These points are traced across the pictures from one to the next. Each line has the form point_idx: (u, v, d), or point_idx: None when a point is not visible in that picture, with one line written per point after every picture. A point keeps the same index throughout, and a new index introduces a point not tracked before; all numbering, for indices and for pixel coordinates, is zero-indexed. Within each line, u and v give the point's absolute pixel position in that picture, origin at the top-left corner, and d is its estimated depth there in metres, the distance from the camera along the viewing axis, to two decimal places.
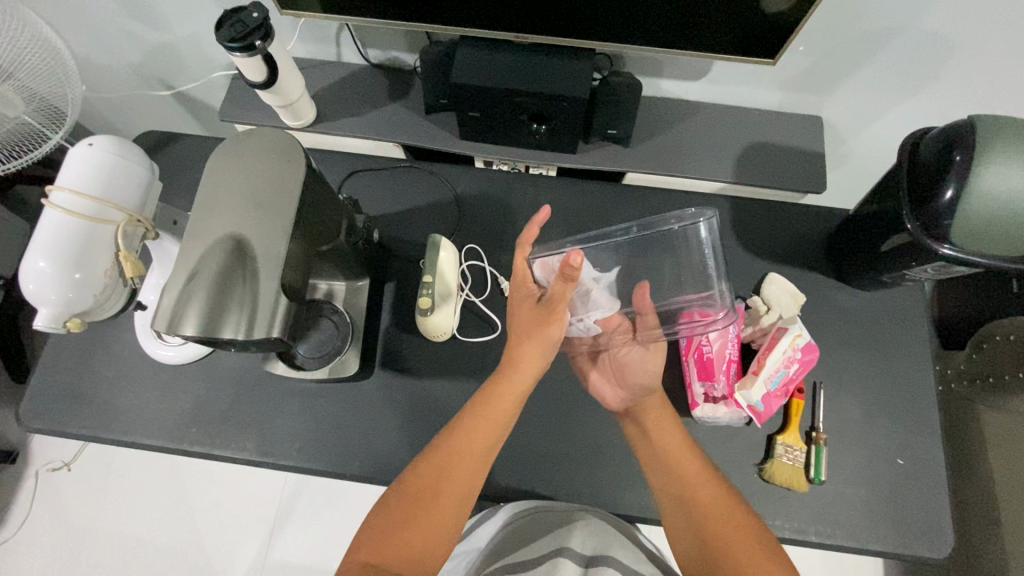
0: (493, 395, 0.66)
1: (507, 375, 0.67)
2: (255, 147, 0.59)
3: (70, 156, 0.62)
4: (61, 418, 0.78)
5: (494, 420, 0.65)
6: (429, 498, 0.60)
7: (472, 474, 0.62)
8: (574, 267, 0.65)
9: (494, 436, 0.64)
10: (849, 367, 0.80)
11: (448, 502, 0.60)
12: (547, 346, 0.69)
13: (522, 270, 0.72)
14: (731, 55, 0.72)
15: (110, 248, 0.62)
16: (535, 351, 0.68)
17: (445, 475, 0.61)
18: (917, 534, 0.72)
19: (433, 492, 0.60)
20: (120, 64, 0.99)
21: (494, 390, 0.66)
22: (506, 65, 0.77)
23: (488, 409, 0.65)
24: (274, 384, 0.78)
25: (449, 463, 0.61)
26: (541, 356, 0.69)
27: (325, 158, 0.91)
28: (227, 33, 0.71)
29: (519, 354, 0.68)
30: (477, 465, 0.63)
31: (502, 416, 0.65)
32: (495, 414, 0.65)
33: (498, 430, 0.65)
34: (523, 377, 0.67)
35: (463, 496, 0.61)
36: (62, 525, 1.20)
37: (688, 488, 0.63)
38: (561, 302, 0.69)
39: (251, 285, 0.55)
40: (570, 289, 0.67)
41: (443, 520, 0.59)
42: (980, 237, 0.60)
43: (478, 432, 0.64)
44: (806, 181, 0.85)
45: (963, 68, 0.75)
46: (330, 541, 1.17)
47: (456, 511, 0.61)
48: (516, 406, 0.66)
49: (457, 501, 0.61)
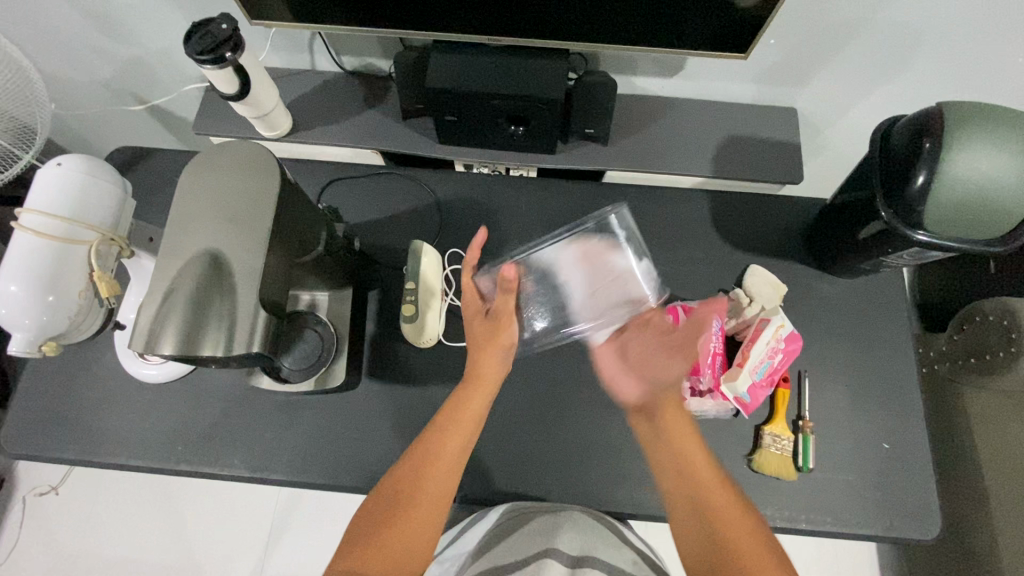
0: (461, 397, 0.68)
1: (473, 378, 0.69)
2: (227, 160, 0.58)
3: (38, 176, 0.60)
4: (43, 443, 0.77)
5: (466, 420, 0.66)
6: (410, 500, 0.60)
7: (451, 475, 0.63)
8: (510, 280, 0.71)
9: (468, 437, 0.65)
10: (832, 355, 0.80)
11: (427, 507, 0.60)
12: (505, 349, 0.72)
13: (468, 292, 0.74)
14: (704, 51, 0.72)
15: (83, 270, 0.61)
16: (494, 355, 0.71)
17: (425, 475, 0.61)
18: (905, 515, 0.73)
19: (413, 493, 0.60)
20: (90, 80, 0.98)
21: (461, 392, 0.68)
22: (480, 67, 0.76)
23: (456, 408, 0.67)
24: (260, 399, 0.78)
25: (428, 466, 0.62)
26: (498, 360, 0.71)
27: (302, 168, 0.91)
28: (195, 45, 0.70)
29: (480, 357, 0.71)
30: (454, 466, 0.63)
31: (472, 416, 0.67)
32: (464, 414, 0.66)
33: (470, 430, 0.66)
34: (487, 378, 0.70)
35: (440, 497, 0.61)
36: (52, 549, 1.19)
37: (702, 489, 0.62)
38: (508, 314, 0.72)
39: (229, 300, 0.55)
40: (513, 297, 0.72)
41: (423, 525, 0.59)
42: (951, 221, 0.61)
43: (452, 437, 0.64)
44: (784, 173, 0.85)
45: (930, 55, 0.76)
46: (325, 553, 1.17)
47: (438, 513, 0.60)
48: (484, 407, 0.68)
49: (439, 504, 0.61)
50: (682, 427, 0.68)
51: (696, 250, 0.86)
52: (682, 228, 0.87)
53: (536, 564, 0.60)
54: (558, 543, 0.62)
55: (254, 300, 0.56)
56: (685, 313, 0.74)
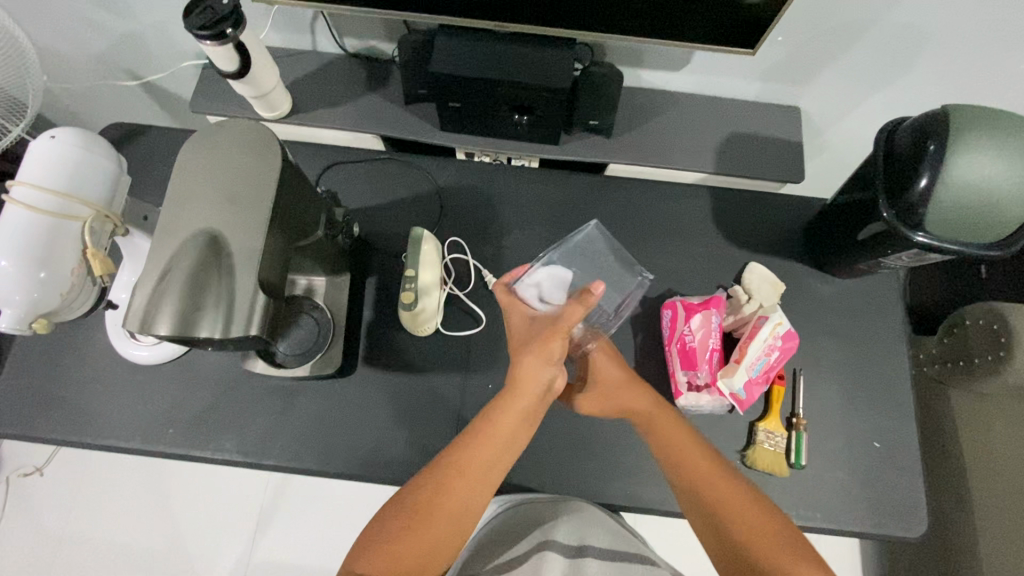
0: (497, 408, 0.62)
1: (513, 388, 0.62)
2: (228, 138, 0.57)
3: (31, 149, 0.59)
4: (29, 422, 0.75)
5: (499, 433, 0.61)
6: (429, 514, 0.57)
7: (478, 493, 0.59)
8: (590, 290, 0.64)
9: (502, 451, 0.61)
10: (827, 353, 0.81)
11: (444, 524, 0.57)
12: (552, 361, 0.62)
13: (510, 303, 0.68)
14: (710, 45, 0.72)
15: (76, 246, 0.60)
16: (539, 360, 0.62)
17: (448, 490, 0.58)
18: (892, 513, 0.74)
19: (432, 507, 0.58)
20: (83, 53, 0.95)
21: (496, 405, 0.62)
22: (485, 53, 0.75)
23: (490, 421, 0.61)
24: (254, 382, 0.77)
25: (454, 482, 0.59)
26: (543, 372, 0.62)
27: (301, 151, 0.89)
28: (196, 20, 0.68)
29: (521, 364, 0.62)
30: (482, 482, 0.60)
31: (506, 431, 0.61)
32: (498, 428, 0.61)
33: (505, 446, 0.61)
34: (529, 391, 0.62)
35: (461, 514, 0.58)
36: (34, 530, 1.17)
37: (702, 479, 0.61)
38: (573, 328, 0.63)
39: (228, 281, 0.54)
40: (581, 309, 0.62)
41: (440, 539, 0.57)
42: (950, 224, 0.61)
43: (483, 447, 0.60)
44: (786, 171, 0.85)
45: (935, 59, 0.76)
46: (314, 539, 1.16)
47: (456, 530, 0.58)
48: (522, 420, 0.62)
49: (459, 521, 0.59)
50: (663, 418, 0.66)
51: (696, 245, 0.86)
52: (682, 224, 0.87)
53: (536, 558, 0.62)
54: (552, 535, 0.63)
55: (252, 283, 0.54)
56: (685, 309, 0.76)
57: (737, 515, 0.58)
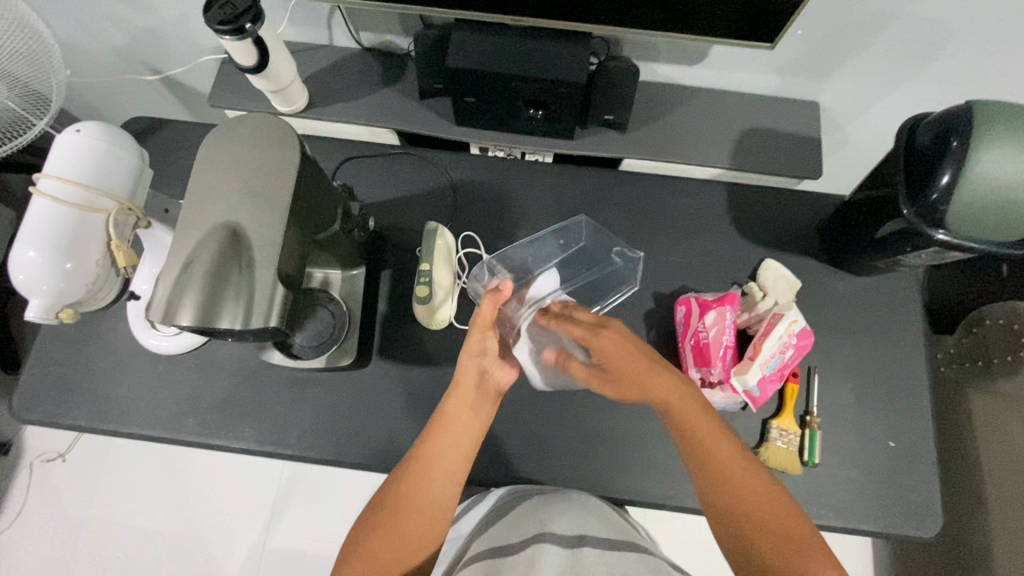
0: (444, 402, 0.64)
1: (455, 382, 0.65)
2: (248, 133, 0.58)
3: (57, 143, 0.60)
4: (53, 408, 0.77)
5: (447, 425, 0.62)
6: (402, 506, 0.58)
7: (444, 482, 0.60)
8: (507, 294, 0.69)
9: (454, 442, 0.62)
10: (842, 351, 0.80)
11: (419, 516, 0.58)
12: (483, 352, 0.67)
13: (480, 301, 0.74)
14: (730, 40, 0.71)
15: (101, 239, 0.61)
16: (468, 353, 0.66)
17: (417, 479, 0.60)
18: (906, 512, 0.73)
19: (405, 500, 0.59)
20: (105, 47, 0.96)
21: (443, 399, 0.64)
22: (501, 48, 0.75)
23: (441, 414, 0.63)
24: (271, 373, 0.78)
25: (422, 471, 0.60)
26: (480, 361, 0.66)
27: (318, 145, 0.90)
28: (216, 15, 0.69)
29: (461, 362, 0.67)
30: (446, 471, 0.60)
31: (457, 421, 0.63)
32: (448, 420, 0.63)
33: (460, 434, 0.62)
34: (464, 384, 0.65)
35: (432, 507, 0.59)
36: (57, 513, 1.20)
37: (727, 473, 0.54)
38: (490, 320, 0.67)
39: (247, 271, 0.55)
40: (490, 303, 0.66)
41: (417, 532, 0.57)
42: (973, 221, 0.60)
43: (436, 437, 0.62)
44: (802, 167, 0.85)
45: (959, 53, 0.75)
46: (327, 527, 1.18)
47: (433, 522, 0.58)
48: (470, 411, 0.64)
49: (430, 516, 0.58)
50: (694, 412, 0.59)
51: (709, 241, 0.86)
52: (696, 220, 0.87)
53: (528, 552, 0.55)
54: (551, 526, 0.59)
55: (271, 275, 0.55)
56: (699, 306, 0.76)
57: (767, 515, 0.52)
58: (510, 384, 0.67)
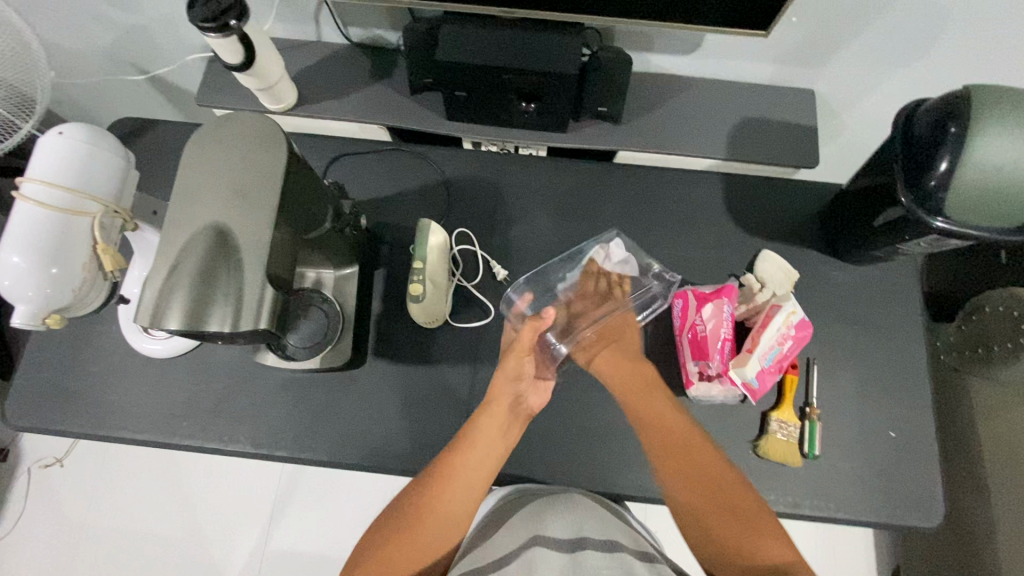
0: (475, 420, 0.68)
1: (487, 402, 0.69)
2: (234, 132, 0.57)
3: (39, 145, 0.59)
4: (47, 414, 0.77)
5: (477, 442, 0.66)
6: (422, 513, 0.61)
7: (468, 493, 0.63)
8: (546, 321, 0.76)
9: (482, 459, 0.65)
10: (842, 341, 0.80)
11: (438, 524, 0.60)
12: (519, 376, 0.72)
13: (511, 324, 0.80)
14: (723, 28, 0.70)
15: (86, 243, 0.60)
16: (504, 374, 0.72)
17: (442, 489, 0.62)
18: (908, 503, 0.73)
19: (427, 508, 0.61)
20: (90, 48, 0.95)
21: (474, 416, 0.68)
22: (490, 40, 0.74)
23: (472, 432, 0.67)
24: (266, 375, 0.77)
25: (447, 482, 0.63)
26: (512, 385, 0.71)
27: (308, 143, 0.89)
28: (200, 12, 0.68)
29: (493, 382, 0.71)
30: (470, 485, 0.63)
31: (487, 439, 0.67)
32: (478, 437, 0.66)
33: (488, 452, 0.66)
34: (501, 405, 0.70)
35: (454, 518, 0.61)
36: (56, 518, 1.20)
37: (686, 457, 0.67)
38: (528, 347, 0.74)
39: (236, 273, 0.54)
40: (529, 332, 0.74)
41: (434, 539, 0.60)
42: (973, 208, 0.59)
43: (466, 453, 0.65)
44: (799, 156, 0.84)
45: (957, 37, 0.74)
46: (328, 527, 1.18)
47: (451, 531, 0.61)
48: (499, 431, 0.68)
49: (448, 526, 0.61)
50: (655, 406, 0.72)
51: (706, 233, 0.85)
52: (692, 212, 0.86)
53: (526, 555, 0.55)
54: (550, 529, 0.59)
55: (260, 277, 0.54)
56: (696, 298, 0.75)
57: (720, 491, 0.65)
58: (539, 407, 0.73)
